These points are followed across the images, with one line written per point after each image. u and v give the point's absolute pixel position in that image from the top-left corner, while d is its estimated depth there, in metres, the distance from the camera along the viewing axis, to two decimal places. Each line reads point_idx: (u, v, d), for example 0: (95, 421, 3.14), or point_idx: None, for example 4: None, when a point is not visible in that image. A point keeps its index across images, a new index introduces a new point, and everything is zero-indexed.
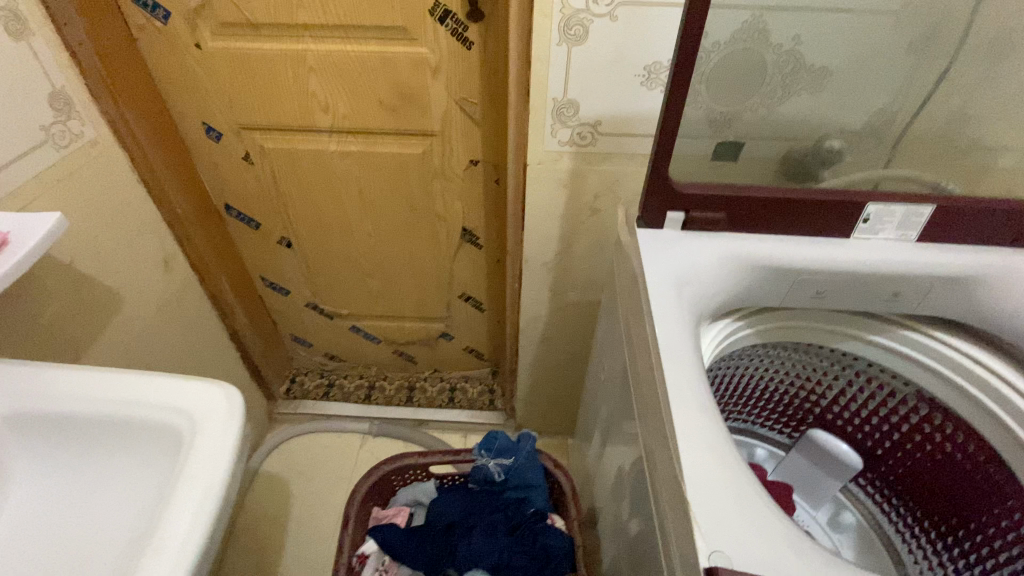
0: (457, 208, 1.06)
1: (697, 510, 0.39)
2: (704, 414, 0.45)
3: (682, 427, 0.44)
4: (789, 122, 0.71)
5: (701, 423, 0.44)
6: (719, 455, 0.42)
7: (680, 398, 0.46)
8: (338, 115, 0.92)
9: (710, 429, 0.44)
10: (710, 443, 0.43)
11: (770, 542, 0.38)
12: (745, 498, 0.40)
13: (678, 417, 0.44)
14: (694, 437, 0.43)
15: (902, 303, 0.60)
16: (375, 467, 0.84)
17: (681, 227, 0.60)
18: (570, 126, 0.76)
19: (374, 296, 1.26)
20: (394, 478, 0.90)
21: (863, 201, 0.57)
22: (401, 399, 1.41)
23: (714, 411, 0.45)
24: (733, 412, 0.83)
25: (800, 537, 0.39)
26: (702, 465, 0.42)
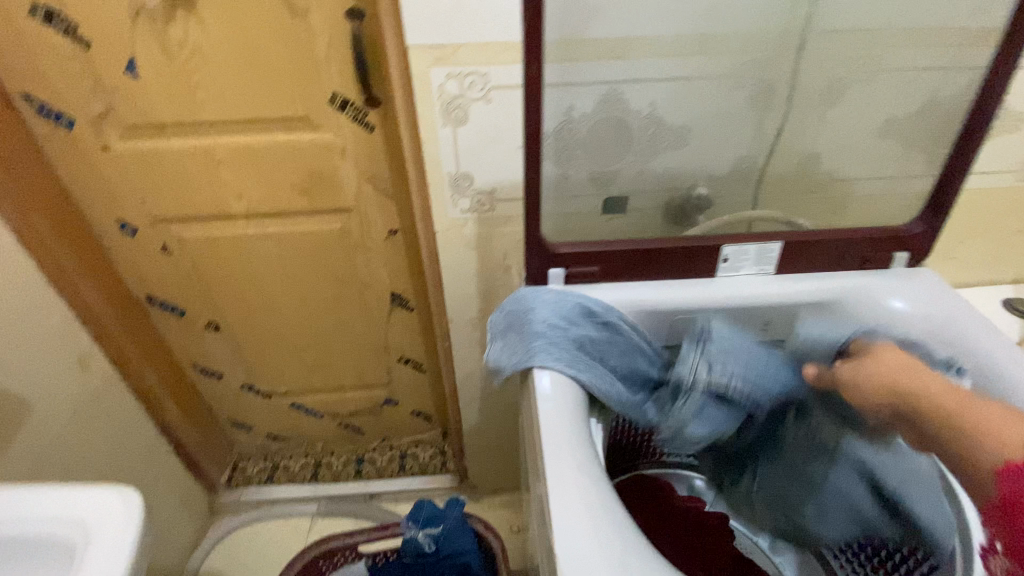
0: (382, 276, 1.08)
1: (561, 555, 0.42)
2: (576, 466, 0.47)
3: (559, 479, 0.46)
4: (662, 176, 0.79)
5: (571, 473, 0.47)
6: (593, 512, 0.44)
7: (556, 451, 0.49)
8: (251, 200, 0.95)
9: (582, 476, 0.47)
10: (583, 498, 0.45)
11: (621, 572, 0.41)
12: (606, 533, 0.43)
13: (555, 468, 0.47)
14: (567, 485, 0.46)
15: (772, 331, 0.66)
16: (301, 552, 0.71)
17: (564, 281, 0.63)
18: (468, 195, 0.81)
19: (311, 370, 1.25)
20: (323, 567, 0.76)
21: (719, 242, 0.63)
22: (350, 473, 1.38)
23: (585, 463, 0.48)
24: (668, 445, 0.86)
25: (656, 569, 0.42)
26: (575, 516, 0.44)
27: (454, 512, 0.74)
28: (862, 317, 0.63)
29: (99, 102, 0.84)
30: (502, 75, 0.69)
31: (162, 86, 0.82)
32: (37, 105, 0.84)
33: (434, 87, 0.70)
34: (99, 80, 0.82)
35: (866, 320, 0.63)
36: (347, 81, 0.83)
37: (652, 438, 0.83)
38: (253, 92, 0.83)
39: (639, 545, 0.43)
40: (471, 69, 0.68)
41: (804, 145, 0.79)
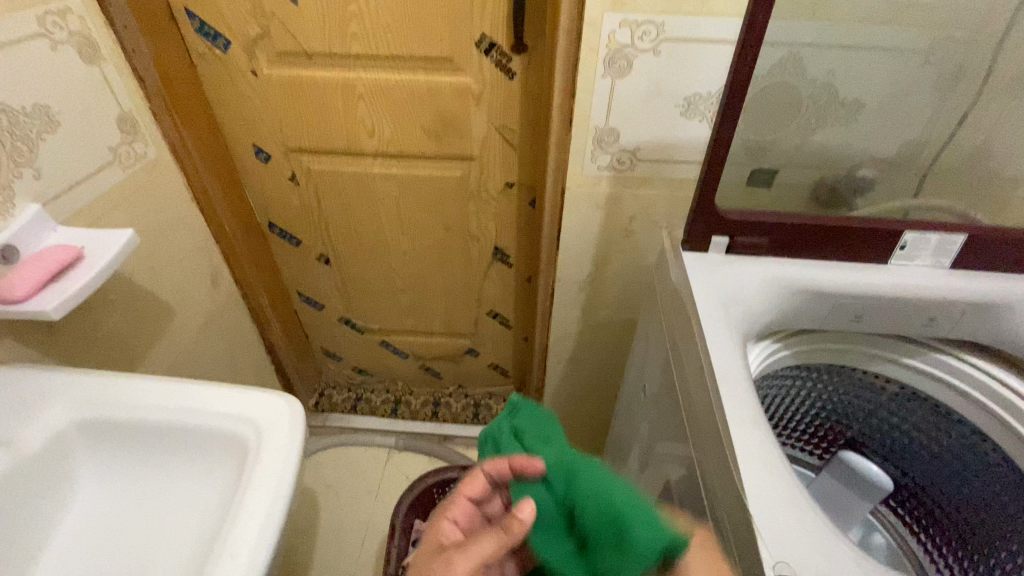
0: (490, 228, 1.09)
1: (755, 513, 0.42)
2: (761, 433, 0.47)
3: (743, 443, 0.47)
4: (822, 151, 0.75)
5: (756, 439, 0.47)
6: (782, 480, 0.45)
7: (738, 415, 0.48)
8: (383, 138, 0.96)
9: (762, 443, 0.47)
10: (768, 464, 0.45)
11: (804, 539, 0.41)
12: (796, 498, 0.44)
13: (738, 432, 0.47)
14: (745, 446, 0.47)
15: (937, 327, 0.61)
16: (419, 478, 0.77)
17: (725, 251, 0.62)
18: (609, 152, 0.79)
19: (405, 313, 1.29)
20: (434, 492, 0.81)
21: (901, 228, 0.59)
22: (426, 414, 1.44)
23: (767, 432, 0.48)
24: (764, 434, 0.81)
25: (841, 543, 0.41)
26: (764, 480, 0.45)
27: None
28: None
29: (255, 25, 0.87)
30: (678, 28, 0.66)
31: (317, 14, 0.84)
32: (198, 24, 0.88)
33: (604, 34, 0.67)
34: (259, 4, 0.84)
35: None
36: (499, 23, 0.81)
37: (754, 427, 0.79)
38: (402, 28, 0.83)
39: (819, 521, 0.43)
40: (647, 18, 0.66)
41: (985, 134, 0.73)
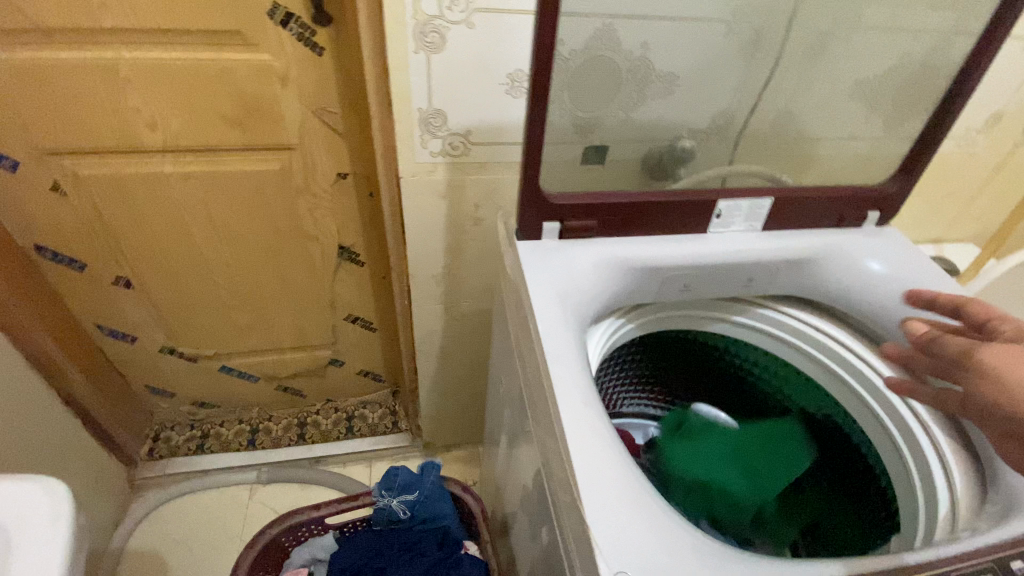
0: (329, 226, 0.97)
1: (596, 528, 0.39)
2: (595, 427, 0.44)
3: (575, 441, 0.43)
4: (644, 125, 0.76)
5: (589, 434, 0.44)
6: (615, 473, 0.42)
7: (570, 413, 0.45)
8: (171, 132, 0.81)
9: (604, 443, 0.44)
10: (601, 462, 0.42)
11: (649, 541, 0.39)
12: (646, 505, 0.41)
13: (571, 430, 0.44)
14: (584, 452, 0.43)
15: (754, 287, 0.65)
16: (261, 532, 0.66)
17: (559, 236, 0.59)
18: (439, 136, 0.72)
19: (246, 330, 1.14)
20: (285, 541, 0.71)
21: (714, 198, 0.61)
22: (291, 438, 1.29)
23: (600, 426, 0.45)
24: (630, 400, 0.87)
25: (679, 535, 0.40)
26: (599, 480, 0.41)
27: (429, 477, 0.70)
28: (841, 274, 0.64)
29: None
30: None
31: None
32: None
33: (408, 3, 0.60)
34: None
35: (844, 277, 0.63)
36: None
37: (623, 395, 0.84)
38: None
39: (658, 518, 0.40)
40: None
41: (783, 101, 0.78)
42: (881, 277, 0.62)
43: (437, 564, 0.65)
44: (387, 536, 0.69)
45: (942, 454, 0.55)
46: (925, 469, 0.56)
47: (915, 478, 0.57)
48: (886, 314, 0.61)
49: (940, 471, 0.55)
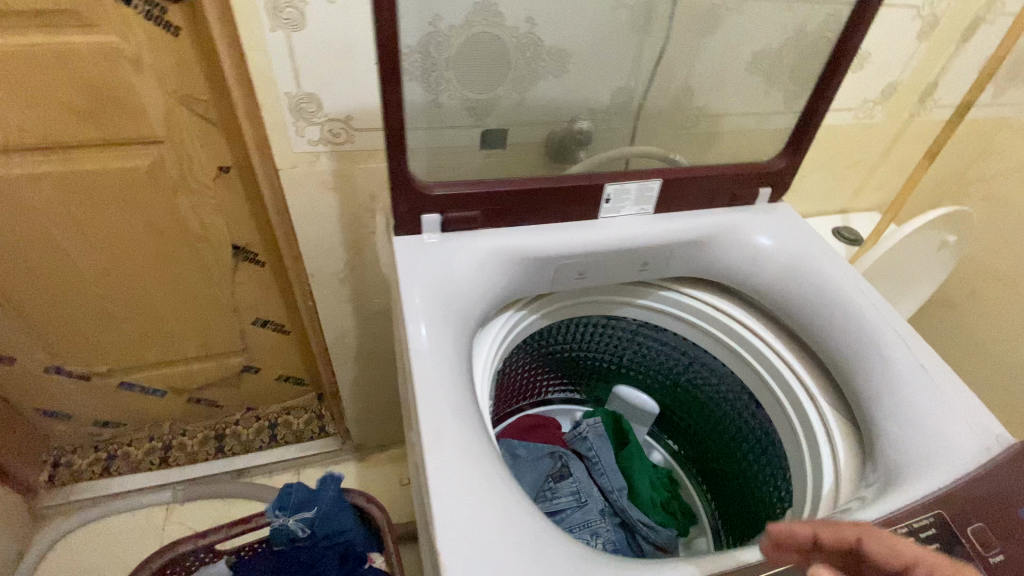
0: (219, 224, 0.90)
1: (447, 548, 0.36)
2: (460, 441, 0.41)
3: (436, 458, 0.40)
4: (541, 106, 0.72)
5: (454, 449, 0.41)
6: (477, 490, 0.39)
7: (433, 428, 0.41)
8: (10, 128, 0.71)
9: (469, 455, 0.41)
10: (462, 479, 0.39)
11: (507, 558, 0.36)
12: (509, 517, 0.38)
13: (433, 446, 0.40)
14: (445, 466, 0.40)
15: (650, 271, 0.64)
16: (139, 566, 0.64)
17: (440, 229, 0.55)
18: (316, 123, 0.66)
19: (142, 341, 1.05)
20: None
21: (601, 182, 0.58)
22: (209, 452, 1.21)
23: (468, 438, 0.42)
24: (550, 382, 0.94)
25: (543, 544, 0.37)
26: (458, 498, 0.38)
27: (328, 492, 0.66)
28: (733, 253, 0.63)
29: None
30: None
31: None
32: None
33: None
34: None
35: (736, 256, 0.63)
36: None
37: (540, 376, 0.91)
38: None
39: (521, 530, 0.38)
40: None
41: (681, 77, 0.76)
42: (771, 254, 0.62)
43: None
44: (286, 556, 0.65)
45: (829, 427, 0.56)
46: (812, 442, 0.56)
47: (803, 456, 0.57)
48: (776, 291, 0.61)
49: (825, 446, 0.55)
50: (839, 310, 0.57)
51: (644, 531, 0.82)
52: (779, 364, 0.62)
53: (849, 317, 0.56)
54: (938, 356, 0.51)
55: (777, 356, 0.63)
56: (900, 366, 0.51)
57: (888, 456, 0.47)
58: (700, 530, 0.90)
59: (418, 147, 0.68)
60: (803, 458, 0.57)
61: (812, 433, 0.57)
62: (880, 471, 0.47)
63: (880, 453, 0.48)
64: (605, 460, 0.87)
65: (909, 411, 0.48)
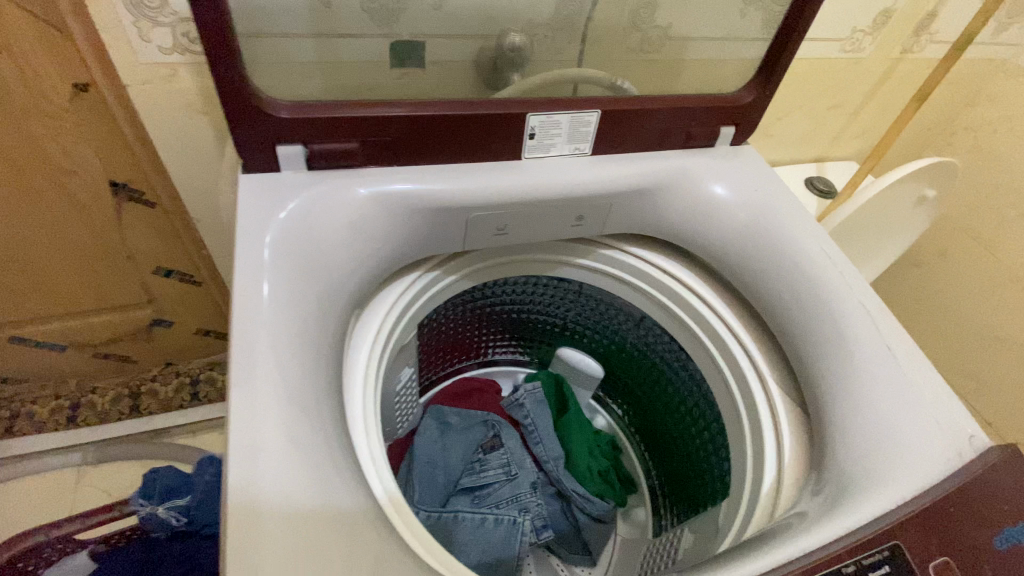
0: (87, 156, 0.74)
1: None
2: (292, 456, 0.31)
3: (252, 480, 0.30)
4: (466, 15, 0.57)
5: (283, 470, 0.31)
6: (314, 529, 0.30)
7: (252, 438, 0.31)
8: None
9: (312, 478, 0.31)
10: (290, 509, 0.30)
11: None
12: (349, 560, 0.30)
13: (249, 463, 0.30)
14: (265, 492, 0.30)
15: (586, 226, 0.53)
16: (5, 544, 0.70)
17: (307, 166, 0.43)
18: (164, 24, 0.51)
19: (18, 292, 0.91)
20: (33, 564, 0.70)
21: (521, 111, 0.46)
22: (122, 411, 1.10)
23: (304, 450, 0.32)
24: (491, 343, 0.85)
25: None
26: (278, 535, 0.29)
27: (204, 476, 0.67)
28: (684, 204, 0.52)
29: None
30: None
31: None
32: None
33: None
34: None
35: (688, 209, 0.52)
36: None
37: (478, 334, 0.82)
38: None
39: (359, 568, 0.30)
40: None
41: None
42: (729, 208, 0.52)
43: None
44: (160, 545, 0.65)
45: (776, 414, 0.48)
46: (756, 429, 0.49)
47: (744, 444, 0.50)
48: (730, 252, 0.51)
49: (770, 436, 0.47)
50: (802, 278, 0.48)
51: (581, 502, 0.77)
52: (728, 338, 0.53)
53: (814, 287, 0.47)
54: (908, 338, 0.43)
55: (727, 329, 0.54)
56: (865, 348, 0.43)
57: (840, 458, 0.40)
58: (638, 499, 0.86)
59: (303, 63, 0.54)
60: (744, 446, 0.50)
61: (756, 419, 0.49)
62: (828, 479, 0.40)
63: (830, 456, 0.41)
64: (542, 427, 0.80)
65: (870, 405, 0.41)
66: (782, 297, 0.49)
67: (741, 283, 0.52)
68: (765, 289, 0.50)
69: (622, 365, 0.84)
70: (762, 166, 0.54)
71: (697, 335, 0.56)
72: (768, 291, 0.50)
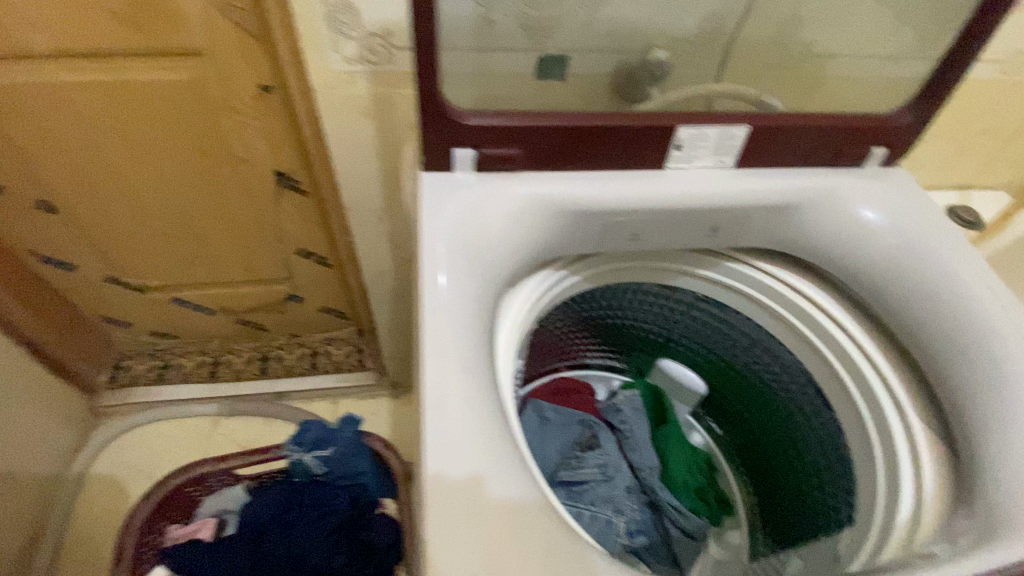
0: (261, 149, 0.86)
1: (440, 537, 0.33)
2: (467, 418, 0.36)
3: (440, 434, 0.36)
4: (613, 30, 0.61)
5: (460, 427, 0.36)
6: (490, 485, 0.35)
7: (438, 398, 0.37)
8: (52, 31, 0.69)
9: (484, 442, 0.36)
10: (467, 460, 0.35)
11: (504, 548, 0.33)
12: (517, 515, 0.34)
13: (438, 419, 0.36)
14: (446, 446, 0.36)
15: (720, 238, 0.54)
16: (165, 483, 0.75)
17: (475, 167, 0.48)
18: (353, 39, 0.59)
19: (187, 260, 1.06)
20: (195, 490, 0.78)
21: (672, 124, 0.48)
22: (254, 371, 1.26)
23: (474, 414, 0.37)
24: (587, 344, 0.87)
25: (551, 541, 0.33)
26: (460, 482, 0.34)
27: (345, 433, 0.72)
28: (827, 225, 0.52)
29: None
30: None
31: None
32: None
33: None
34: None
35: (830, 229, 0.51)
36: None
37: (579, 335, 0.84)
38: None
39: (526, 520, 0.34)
40: None
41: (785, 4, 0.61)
42: (877, 232, 0.50)
43: (340, 526, 0.71)
44: (305, 489, 0.73)
45: (914, 444, 0.47)
46: (890, 460, 0.48)
47: (875, 473, 0.49)
48: (874, 276, 0.50)
49: (906, 467, 0.46)
50: (956, 309, 0.46)
51: (673, 514, 0.77)
52: (862, 363, 0.52)
53: (973, 320, 0.45)
54: None
55: (861, 355, 0.52)
56: None
57: (988, 492, 0.39)
58: (734, 521, 0.84)
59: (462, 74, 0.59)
60: (877, 472, 0.49)
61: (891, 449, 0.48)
62: (975, 512, 0.39)
63: (977, 490, 0.40)
64: (638, 435, 0.81)
65: None
66: (932, 327, 0.47)
67: (884, 309, 0.50)
68: (912, 318, 0.48)
69: (728, 383, 0.82)
70: (915, 190, 0.52)
71: (827, 358, 0.55)
72: (916, 321, 0.48)
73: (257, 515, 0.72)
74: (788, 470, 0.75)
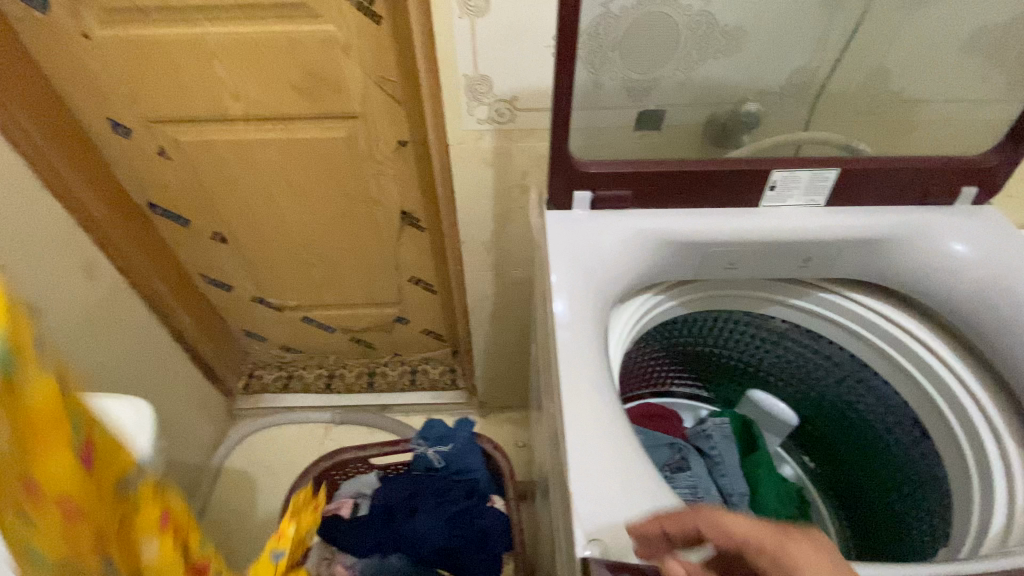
0: (391, 190, 1.02)
1: (576, 497, 0.41)
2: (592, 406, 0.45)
3: (571, 418, 0.45)
4: (708, 88, 0.69)
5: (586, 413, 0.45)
6: (613, 460, 0.43)
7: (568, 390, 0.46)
8: (249, 101, 0.89)
9: (605, 426, 0.45)
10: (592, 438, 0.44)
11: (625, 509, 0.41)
12: (634, 484, 0.42)
13: (568, 406, 0.46)
14: (577, 427, 0.45)
15: (812, 268, 0.59)
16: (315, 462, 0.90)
17: (591, 207, 0.58)
18: (486, 103, 0.72)
19: (318, 284, 1.24)
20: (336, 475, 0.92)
21: (768, 168, 0.56)
22: (362, 385, 1.41)
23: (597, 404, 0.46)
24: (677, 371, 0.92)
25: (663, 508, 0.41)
26: (587, 454, 0.43)
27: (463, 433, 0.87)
28: (917, 258, 0.56)
29: None
30: None
31: None
32: None
33: None
34: None
35: (921, 262, 0.55)
36: None
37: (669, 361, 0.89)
38: None
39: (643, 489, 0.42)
40: None
41: (872, 58, 0.67)
42: (969, 264, 0.54)
43: (455, 514, 0.80)
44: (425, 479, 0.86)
45: (1010, 463, 0.49)
46: (987, 482, 0.50)
47: (972, 493, 0.51)
48: (967, 305, 0.53)
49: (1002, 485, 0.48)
50: None
51: None
52: (958, 389, 0.54)
53: None
54: None
55: (958, 381, 0.55)
56: None
57: None
58: None
59: None
60: (975, 491, 0.51)
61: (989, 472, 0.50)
62: None
63: None
64: (728, 461, 0.83)
65: None
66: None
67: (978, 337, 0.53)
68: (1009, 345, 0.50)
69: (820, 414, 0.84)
70: (1009, 226, 0.55)
71: (924, 385, 0.57)
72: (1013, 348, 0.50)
73: (390, 496, 0.84)
74: (886, 503, 0.75)
